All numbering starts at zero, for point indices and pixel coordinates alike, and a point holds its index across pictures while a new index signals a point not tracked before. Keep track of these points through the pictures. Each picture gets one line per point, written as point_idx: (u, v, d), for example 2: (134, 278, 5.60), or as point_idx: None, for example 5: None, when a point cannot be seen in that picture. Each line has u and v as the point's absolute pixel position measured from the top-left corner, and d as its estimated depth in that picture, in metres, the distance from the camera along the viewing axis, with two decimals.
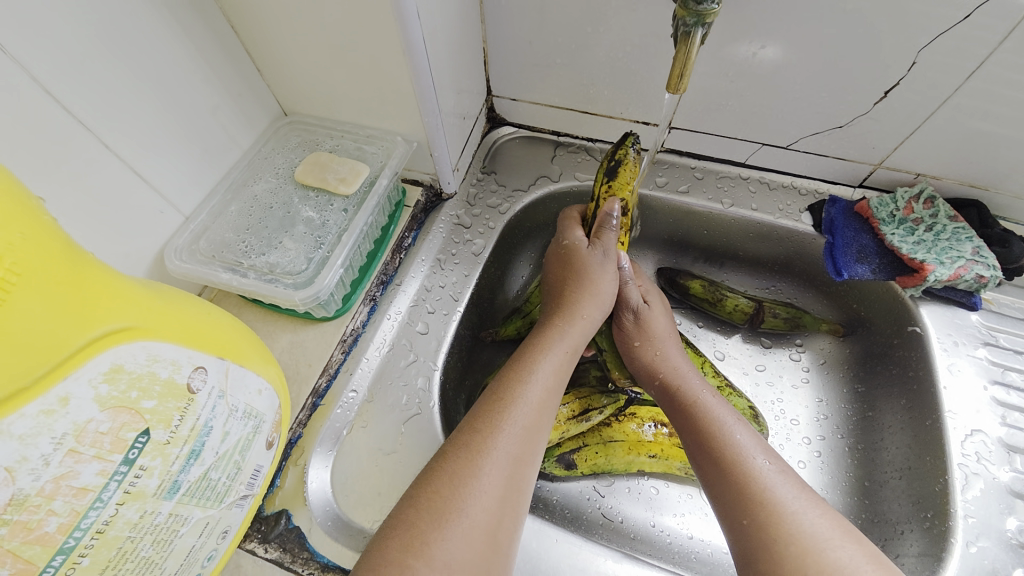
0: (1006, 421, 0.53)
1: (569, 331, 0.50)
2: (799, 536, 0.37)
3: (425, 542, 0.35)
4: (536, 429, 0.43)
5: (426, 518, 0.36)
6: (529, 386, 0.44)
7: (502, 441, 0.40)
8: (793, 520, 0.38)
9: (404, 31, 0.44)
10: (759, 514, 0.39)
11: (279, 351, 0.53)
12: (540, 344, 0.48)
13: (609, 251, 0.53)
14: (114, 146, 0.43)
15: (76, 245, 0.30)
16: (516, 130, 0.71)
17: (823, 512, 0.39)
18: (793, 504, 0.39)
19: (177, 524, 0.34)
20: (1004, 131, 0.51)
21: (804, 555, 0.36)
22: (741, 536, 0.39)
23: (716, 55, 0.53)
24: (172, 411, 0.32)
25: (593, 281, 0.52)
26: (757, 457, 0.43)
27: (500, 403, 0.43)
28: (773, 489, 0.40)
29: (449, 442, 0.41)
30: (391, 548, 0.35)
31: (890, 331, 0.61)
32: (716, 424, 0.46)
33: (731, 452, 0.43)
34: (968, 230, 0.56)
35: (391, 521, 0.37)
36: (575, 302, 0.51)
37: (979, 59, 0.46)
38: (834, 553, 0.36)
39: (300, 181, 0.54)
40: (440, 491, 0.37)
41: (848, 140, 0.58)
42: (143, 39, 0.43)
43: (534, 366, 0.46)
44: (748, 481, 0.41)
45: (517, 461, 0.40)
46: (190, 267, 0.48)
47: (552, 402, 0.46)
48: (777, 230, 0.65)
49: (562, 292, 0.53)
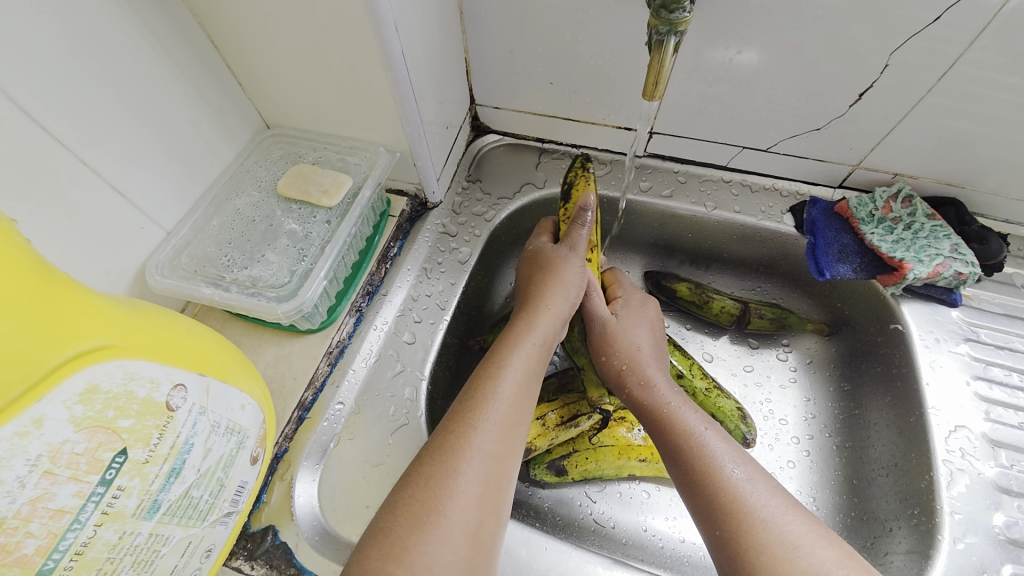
0: (989, 416, 0.54)
1: (541, 327, 0.50)
2: (772, 544, 0.37)
3: (405, 549, 0.34)
4: (512, 425, 0.43)
5: (405, 523, 0.36)
6: (502, 382, 0.45)
7: (478, 440, 0.40)
8: (764, 530, 0.38)
9: (384, 43, 0.44)
10: (733, 522, 0.39)
11: (265, 364, 0.53)
12: (516, 342, 0.48)
13: (577, 247, 0.53)
14: (94, 163, 0.42)
15: (50, 264, 0.30)
16: (501, 138, 0.72)
17: (794, 517, 0.39)
18: (765, 511, 0.39)
19: (158, 544, 0.34)
20: (977, 130, 0.52)
21: (777, 564, 0.36)
22: (717, 542, 0.40)
23: (694, 61, 0.54)
24: (151, 429, 0.32)
25: (563, 275, 0.52)
26: (728, 465, 0.43)
27: (474, 405, 0.43)
28: (746, 497, 0.40)
29: (429, 444, 0.41)
30: (370, 558, 0.35)
31: (873, 329, 0.61)
32: (687, 432, 0.46)
33: (702, 459, 0.44)
34: (945, 228, 0.57)
35: (370, 531, 0.36)
36: (548, 297, 0.51)
37: (948, 61, 0.47)
38: (805, 561, 0.36)
39: (283, 194, 0.54)
40: (417, 498, 0.37)
41: (827, 142, 0.59)
42: (122, 56, 0.43)
43: (510, 361, 0.46)
44: (719, 490, 0.41)
45: (495, 460, 0.40)
46: (171, 282, 0.48)
47: (528, 398, 0.46)
48: (760, 232, 0.66)
49: (533, 290, 0.53)
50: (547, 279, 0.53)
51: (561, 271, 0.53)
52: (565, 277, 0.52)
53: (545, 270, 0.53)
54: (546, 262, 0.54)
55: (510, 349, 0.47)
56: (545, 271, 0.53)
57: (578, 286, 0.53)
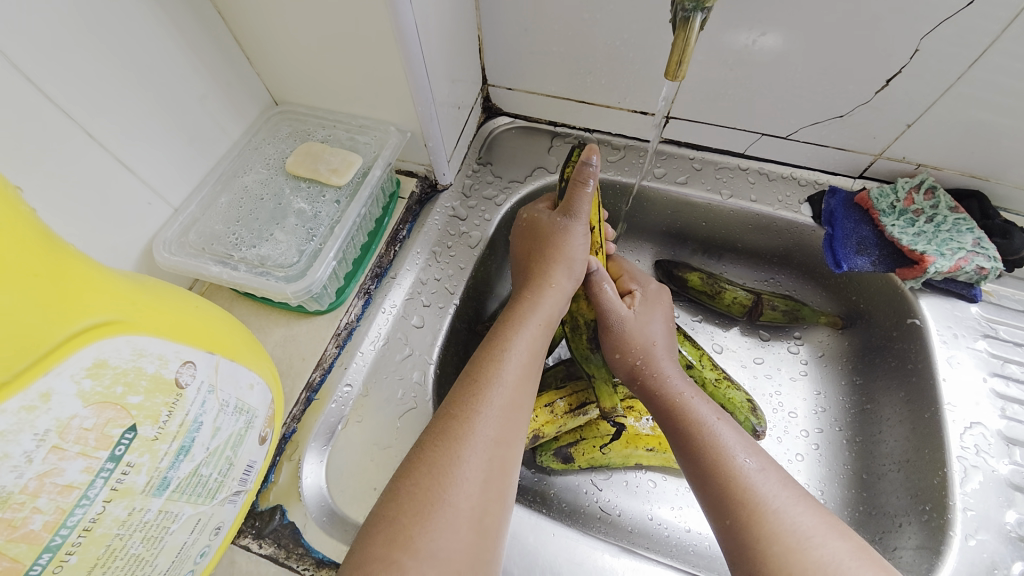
0: (1006, 413, 0.53)
1: (546, 304, 0.50)
2: (783, 534, 0.37)
3: (410, 536, 0.34)
4: (513, 408, 0.42)
5: (410, 511, 0.35)
6: (506, 366, 0.44)
7: (480, 424, 0.40)
8: (776, 520, 0.38)
9: (397, 17, 0.42)
10: (742, 513, 0.39)
11: (272, 345, 0.52)
12: (517, 322, 0.48)
13: (578, 212, 0.50)
14: (99, 136, 0.41)
15: (56, 236, 0.29)
16: (513, 121, 0.70)
17: (806, 508, 0.39)
18: (776, 501, 0.39)
19: (167, 521, 0.33)
20: (1006, 121, 0.50)
21: (787, 553, 0.36)
22: (727, 535, 0.39)
23: (716, 43, 0.52)
24: (160, 407, 0.31)
25: (567, 251, 0.51)
26: (739, 455, 0.42)
27: (477, 386, 0.42)
28: (756, 488, 0.40)
29: (427, 433, 0.40)
30: (377, 543, 0.34)
31: (889, 323, 0.60)
32: (697, 423, 0.46)
33: (710, 451, 0.43)
34: (968, 221, 0.56)
35: (377, 514, 0.36)
36: (552, 277, 0.51)
37: (983, 47, 0.45)
38: (817, 551, 0.36)
39: (291, 172, 0.53)
40: (422, 485, 0.37)
41: (849, 130, 0.57)
42: (127, 26, 0.41)
43: (511, 345, 0.46)
44: (730, 478, 0.41)
45: (498, 446, 0.40)
46: (179, 260, 0.47)
47: (530, 383, 0.45)
48: (776, 222, 0.64)
49: (535, 270, 0.52)
50: (548, 257, 0.51)
51: (562, 245, 0.51)
52: (569, 254, 0.51)
53: (543, 243, 0.52)
54: (547, 235, 0.52)
55: (514, 331, 0.47)
56: (543, 244, 0.52)
57: (582, 258, 0.51)
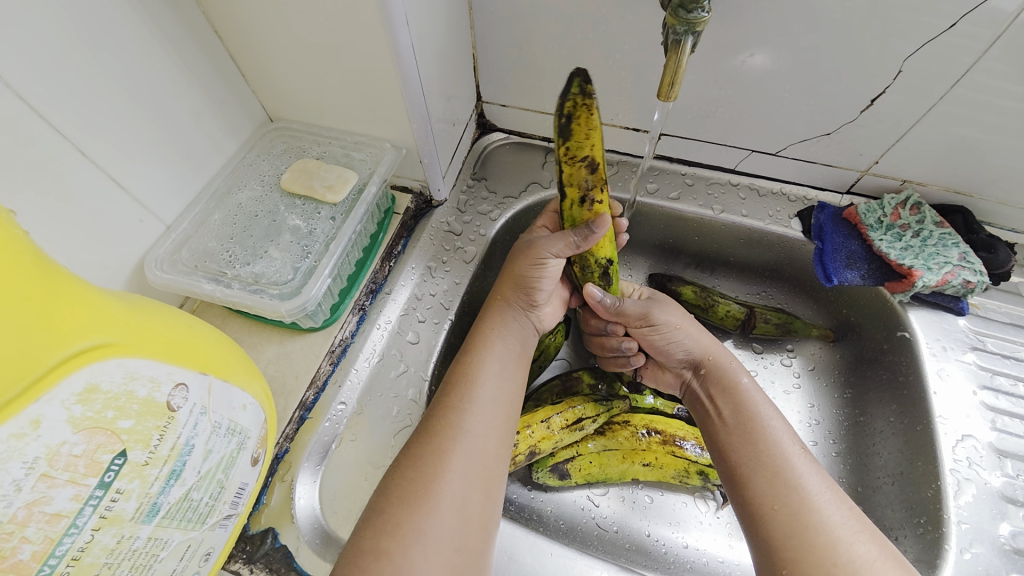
0: (996, 425, 0.54)
1: (498, 315, 0.51)
2: (829, 526, 0.37)
3: (396, 525, 0.36)
4: (500, 408, 0.43)
5: (397, 501, 0.37)
6: (485, 366, 0.45)
7: (469, 420, 0.41)
8: (823, 514, 0.38)
9: (394, 37, 0.43)
10: (793, 501, 0.39)
11: (266, 363, 0.52)
12: (489, 329, 0.49)
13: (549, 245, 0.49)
14: (92, 153, 0.41)
15: (48, 258, 0.29)
16: (507, 137, 0.71)
17: (847, 506, 0.39)
18: (821, 495, 0.39)
19: (156, 548, 0.33)
20: (988, 138, 0.51)
21: (832, 545, 0.36)
22: (766, 520, 0.39)
23: (705, 63, 0.53)
24: (151, 430, 0.31)
25: (522, 270, 0.50)
26: (792, 446, 0.43)
27: (456, 385, 0.44)
28: (805, 479, 0.40)
29: (416, 428, 0.42)
30: (365, 534, 0.35)
31: (879, 335, 0.61)
32: (753, 409, 0.45)
33: (765, 439, 0.43)
34: (954, 235, 0.57)
35: (367, 510, 0.37)
36: (502, 290, 0.52)
37: (962, 68, 0.47)
38: (861, 547, 0.36)
39: (286, 189, 0.53)
40: (409, 476, 0.38)
41: (836, 147, 0.58)
42: (122, 44, 0.41)
43: (488, 348, 0.47)
44: (782, 468, 0.41)
45: (483, 439, 0.41)
46: (171, 278, 0.47)
47: (508, 383, 0.46)
48: (767, 236, 0.65)
49: (494, 285, 0.54)
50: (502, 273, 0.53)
51: (511, 261, 0.53)
52: (520, 272, 0.51)
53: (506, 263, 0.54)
54: (510, 254, 0.54)
55: (490, 336, 0.48)
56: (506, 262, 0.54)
57: (552, 275, 0.51)
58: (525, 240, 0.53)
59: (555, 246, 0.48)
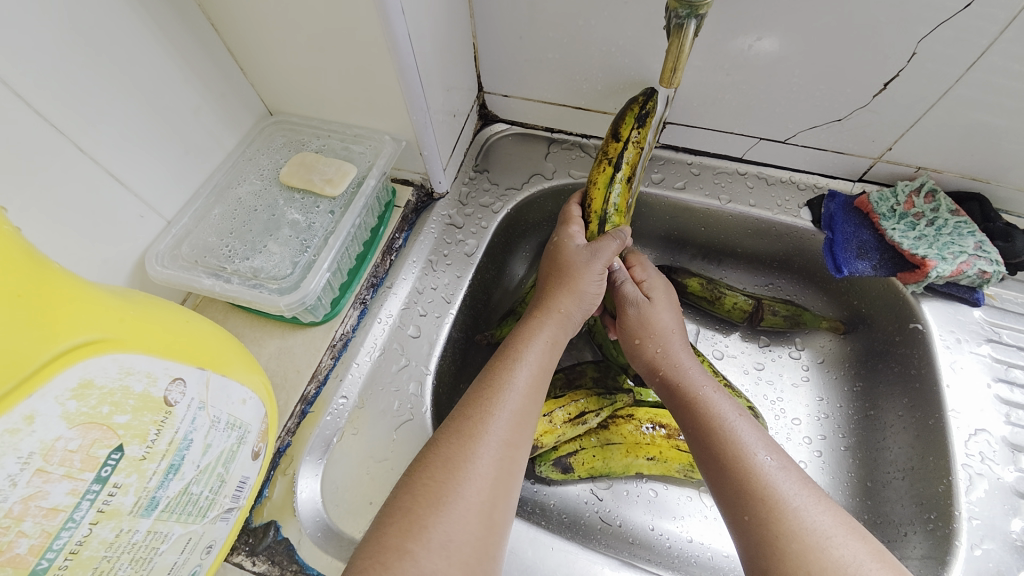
0: (1009, 419, 0.52)
1: (554, 325, 0.50)
2: (802, 533, 0.36)
3: (424, 527, 0.35)
4: (525, 415, 0.43)
5: (423, 502, 0.36)
6: (517, 373, 0.45)
7: (493, 425, 0.41)
8: (795, 518, 0.37)
9: (390, 29, 0.42)
10: (760, 510, 0.38)
11: (267, 357, 0.52)
12: (528, 336, 0.48)
13: (600, 253, 0.51)
14: (90, 150, 0.41)
15: (39, 253, 0.29)
16: (509, 127, 0.70)
17: (826, 508, 0.38)
18: (796, 500, 0.38)
19: (156, 541, 0.33)
20: (1006, 123, 0.49)
21: (806, 552, 0.35)
22: (744, 532, 0.38)
23: (712, 47, 0.52)
24: (148, 425, 0.31)
25: (579, 284, 0.51)
26: (758, 453, 0.41)
27: (490, 390, 0.43)
28: (775, 485, 0.39)
29: (444, 431, 0.41)
30: (389, 533, 0.35)
31: (891, 328, 0.60)
32: (716, 419, 0.45)
33: (734, 444, 0.42)
34: (970, 224, 0.55)
35: (389, 508, 0.37)
36: (564, 307, 0.50)
37: (980, 50, 0.45)
38: (837, 551, 0.35)
39: (285, 183, 0.52)
40: (435, 479, 0.37)
41: (847, 134, 0.56)
42: (118, 38, 0.41)
43: (524, 356, 0.46)
44: (750, 476, 0.40)
45: (509, 446, 0.40)
46: (171, 273, 0.47)
47: (541, 392, 0.46)
48: (775, 226, 0.64)
49: (545, 294, 0.52)
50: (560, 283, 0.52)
51: (574, 280, 0.51)
52: (581, 289, 0.51)
53: (559, 271, 0.52)
54: (562, 263, 0.52)
55: (526, 344, 0.47)
56: (559, 273, 0.52)
57: (596, 294, 0.52)
58: (571, 249, 0.53)
59: (604, 257, 0.51)
